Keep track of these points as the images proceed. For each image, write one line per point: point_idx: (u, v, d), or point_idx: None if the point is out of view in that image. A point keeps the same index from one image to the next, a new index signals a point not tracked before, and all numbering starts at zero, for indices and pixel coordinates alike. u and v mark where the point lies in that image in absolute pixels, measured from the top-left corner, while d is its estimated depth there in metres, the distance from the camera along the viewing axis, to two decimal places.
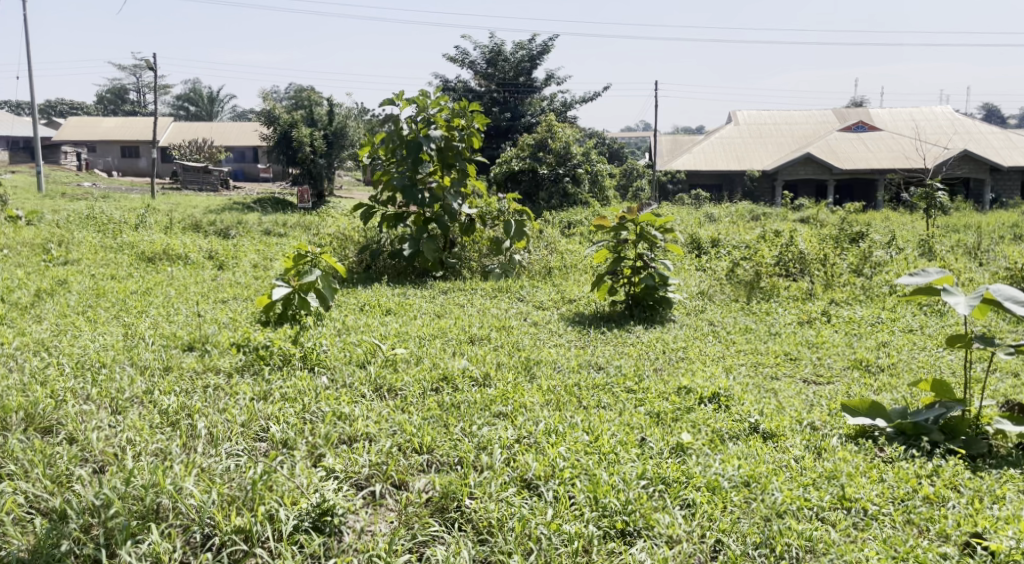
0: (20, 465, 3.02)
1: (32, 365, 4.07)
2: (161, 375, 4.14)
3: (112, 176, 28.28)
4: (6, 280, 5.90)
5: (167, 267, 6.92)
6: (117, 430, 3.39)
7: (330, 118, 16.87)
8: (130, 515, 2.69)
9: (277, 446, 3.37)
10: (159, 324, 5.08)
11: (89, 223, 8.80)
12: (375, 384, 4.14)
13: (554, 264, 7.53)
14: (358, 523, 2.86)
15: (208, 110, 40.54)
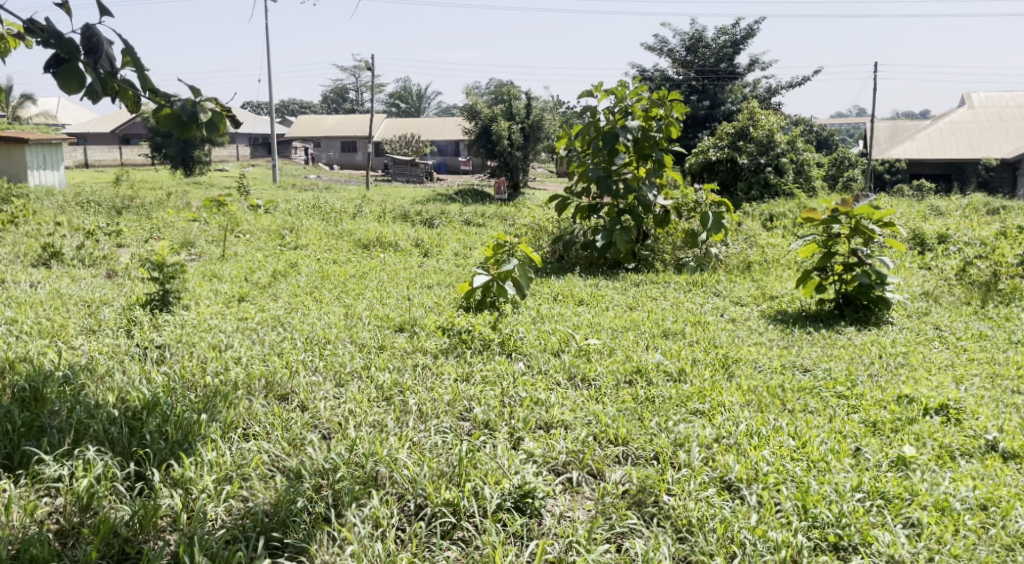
0: (263, 427, 3.41)
1: (271, 338, 4.57)
2: (376, 353, 4.48)
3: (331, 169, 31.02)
4: (250, 262, 6.69)
5: (380, 253, 7.47)
6: (341, 402, 3.73)
7: (527, 111, 17.31)
8: (354, 480, 2.94)
9: (480, 426, 3.53)
10: (374, 306, 5.51)
11: (315, 212, 9.73)
12: (570, 373, 4.21)
13: (754, 258, 7.21)
14: (557, 508, 2.92)
15: (416, 106, 43.28)
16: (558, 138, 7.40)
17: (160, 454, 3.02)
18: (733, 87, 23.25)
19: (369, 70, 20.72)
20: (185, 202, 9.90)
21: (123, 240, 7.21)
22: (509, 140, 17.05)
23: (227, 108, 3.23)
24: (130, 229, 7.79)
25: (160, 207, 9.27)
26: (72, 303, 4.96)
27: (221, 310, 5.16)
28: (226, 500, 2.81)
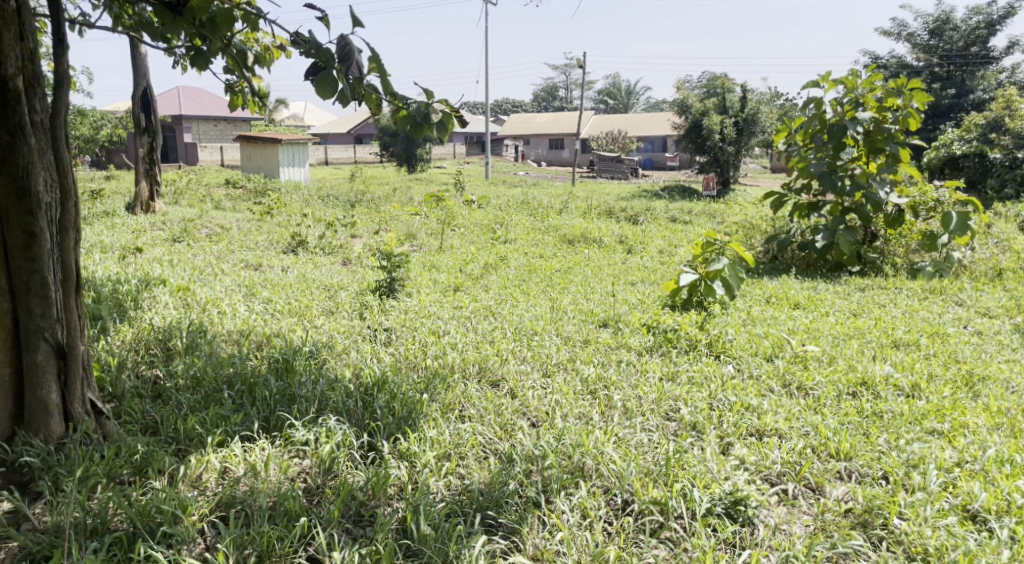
0: (477, 410, 3.58)
1: (483, 327, 4.79)
2: (581, 347, 4.54)
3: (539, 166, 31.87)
4: (464, 254, 7.06)
5: (585, 249, 7.56)
6: (547, 392, 3.82)
7: (742, 104, 16.62)
8: (561, 469, 3.00)
9: (687, 428, 3.46)
10: (579, 300, 5.59)
11: (523, 207, 10.05)
12: (784, 380, 4.00)
13: (1005, 265, 6.42)
14: (771, 520, 2.78)
15: (625, 102, 43.19)
16: (777, 131, 7.04)
17: (388, 428, 3.28)
18: (984, 73, 20.71)
19: (581, 68, 21.02)
20: (407, 197, 10.66)
21: (356, 230, 7.92)
22: (721, 136, 16.50)
23: (456, 109, 3.40)
24: (361, 221, 8.53)
25: (387, 201, 10.06)
26: (315, 286, 5.53)
27: (440, 298, 5.51)
28: (446, 476, 2.98)
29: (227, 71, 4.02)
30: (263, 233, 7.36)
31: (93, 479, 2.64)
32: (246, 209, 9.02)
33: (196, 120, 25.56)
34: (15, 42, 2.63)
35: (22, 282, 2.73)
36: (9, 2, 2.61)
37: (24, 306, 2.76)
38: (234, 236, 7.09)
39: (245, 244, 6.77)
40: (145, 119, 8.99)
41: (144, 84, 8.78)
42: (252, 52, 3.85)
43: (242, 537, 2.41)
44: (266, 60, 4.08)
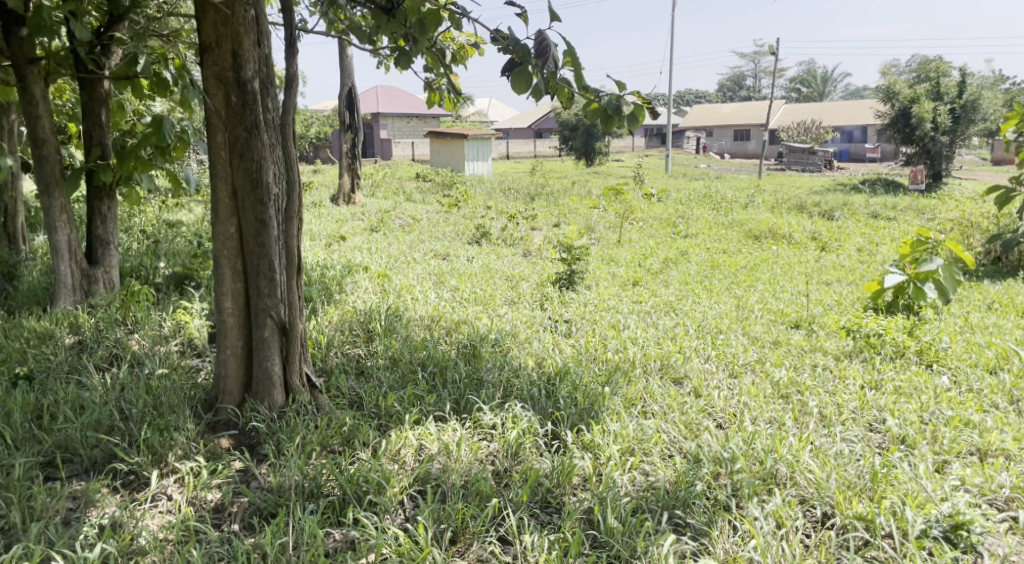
0: (661, 406, 3.50)
1: (665, 323, 4.70)
2: (771, 348, 4.32)
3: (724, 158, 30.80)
4: (643, 248, 6.97)
5: (772, 245, 7.20)
6: (734, 393, 3.66)
7: (961, 90, 15.08)
8: (753, 474, 2.88)
9: (894, 441, 3.20)
10: (767, 299, 5.33)
11: (705, 201, 9.75)
12: (1011, 396, 3.59)
13: None
14: (999, 549, 2.51)
15: (820, 90, 40.66)
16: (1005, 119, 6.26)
17: (571, 417, 3.29)
18: None
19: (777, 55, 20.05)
20: (586, 191, 10.70)
21: (536, 223, 8.07)
22: (932, 124, 15.03)
23: (649, 100, 3.20)
24: (542, 213, 8.68)
25: (566, 195, 10.15)
26: (498, 276, 5.70)
27: (619, 292, 5.47)
28: (630, 470, 2.92)
29: (426, 68, 4.22)
30: (451, 224, 7.69)
31: (310, 446, 2.89)
32: (435, 201, 9.48)
33: (392, 117, 27.29)
34: (255, 48, 2.93)
35: (253, 264, 3.05)
36: (251, 11, 2.90)
37: (255, 286, 3.08)
38: (424, 227, 7.48)
39: (435, 235, 7.12)
40: (349, 117, 9.73)
41: (350, 84, 9.50)
42: (450, 50, 4.02)
43: (439, 512, 2.51)
44: (462, 57, 4.23)
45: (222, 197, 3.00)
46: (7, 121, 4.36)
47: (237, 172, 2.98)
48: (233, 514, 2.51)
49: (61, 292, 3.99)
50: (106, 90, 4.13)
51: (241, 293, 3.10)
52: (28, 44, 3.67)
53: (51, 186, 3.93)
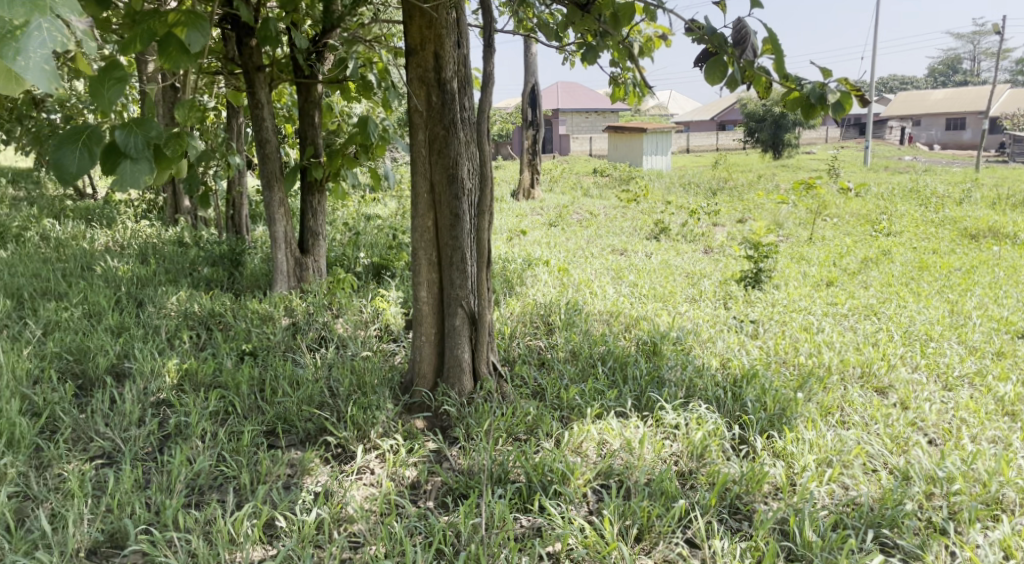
0: (862, 417, 3.26)
1: (865, 328, 4.36)
2: (993, 360, 3.89)
3: (931, 150, 28.11)
4: (838, 246, 6.53)
5: (993, 246, 6.47)
6: (949, 407, 3.33)
7: None
8: (974, 497, 2.61)
9: None
10: (988, 305, 4.80)
11: (912, 196, 8.95)
12: None
13: None
14: None
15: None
16: None
17: (761, 422, 3.13)
18: None
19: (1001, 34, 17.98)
20: (774, 185, 10.18)
21: (720, 218, 7.82)
22: None
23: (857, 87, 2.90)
24: (726, 209, 8.39)
25: (751, 189, 9.72)
26: (679, 273, 5.58)
27: (810, 293, 5.15)
28: (829, 482, 2.75)
29: (612, 62, 4.20)
30: (628, 219, 7.62)
31: (497, 433, 2.97)
32: (613, 196, 9.45)
33: (569, 113, 27.54)
34: (454, 50, 3.04)
35: (447, 256, 3.19)
36: (452, 14, 3.01)
37: (448, 277, 3.22)
38: (602, 222, 7.47)
39: (612, 230, 7.09)
40: (531, 114, 9.96)
41: (533, 82, 9.70)
42: (638, 43, 3.97)
43: (625, 508, 2.50)
44: (649, 49, 4.16)
45: (421, 192, 3.17)
46: (236, 122, 4.86)
47: (435, 169, 3.13)
48: (427, 492, 2.65)
49: (277, 278, 4.41)
50: (319, 94, 4.47)
51: (435, 283, 3.26)
52: (257, 54, 4.01)
53: (272, 182, 4.35)
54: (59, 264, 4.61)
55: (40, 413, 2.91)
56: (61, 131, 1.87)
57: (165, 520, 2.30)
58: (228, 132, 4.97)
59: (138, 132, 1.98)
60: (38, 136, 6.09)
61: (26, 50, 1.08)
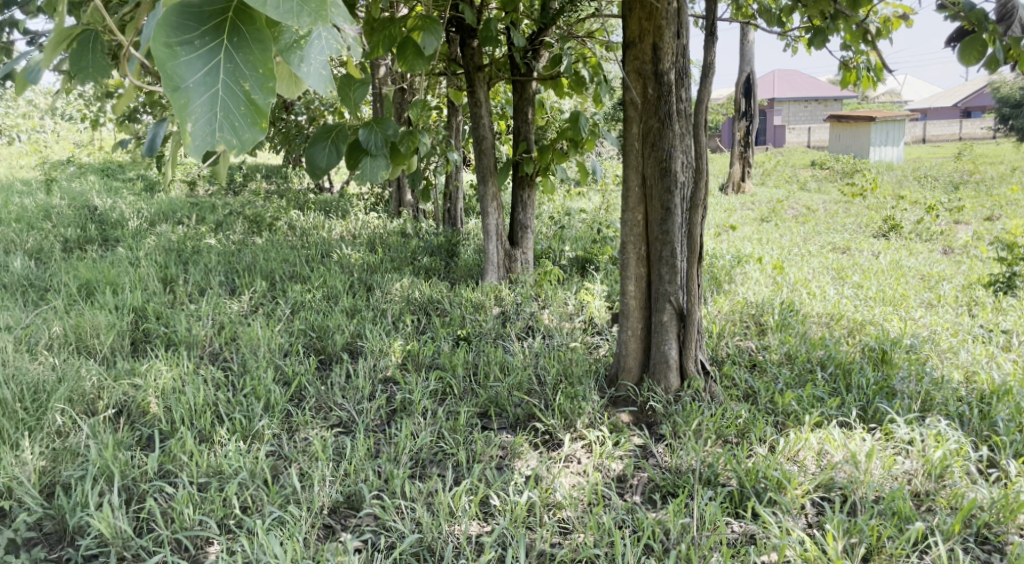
0: None
1: None
2: None
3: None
4: None
5: None
6: None
7: None
8: None
9: None
10: None
11: None
12: None
13: None
14: None
15: None
16: None
17: (1016, 446, 2.77)
18: None
19: None
20: None
21: (962, 215, 7.01)
22: None
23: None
24: (970, 205, 7.51)
25: (1003, 183, 8.60)
26: (912, 275, 5.09)
27: None
28: None
29: (843, 46, 3.89)
30: (851, 216, 7.07)
31: (706, 432, 2.89)
32: (834, 191, 8.81)
33: (783, 103, 26.06)
34: (675, 40, 2.97)
35: (656, 250, 3.14)
36: (673, 3, 2.94)
37: (657, 272, 3.17)
38: (821, 218, 7.00)
39: (833, 227, 6.60)
40: (745, 104, 9.55)
41: (749, 70, 9.30)
42: (874, 24, 3.65)
43: (850, 526, 2.32)
44: (888, 30, 3.81)
45: (633, 185, 3.15)
46: (455, 120, 5.13)
47: (648, 162, 3.09)
48: (634, 486, 2.64)
49: (488, 269, 4.60)
50: (533, 90, 4.58)
51: (643, 278, 3.23)
52: (478, 54, 4.19)
53: (487, 176, 4.54)
54: (303, 250, 5.16)
55: (288, 382, 3.28)
56: (314, 130, 2.00)
57: (393, 488, 2.51)
58: (448, 129, 5.26)
59: (377, 130, 2.15)
60: (287, 136, 6.84)
61: (308, 57, 1.23)
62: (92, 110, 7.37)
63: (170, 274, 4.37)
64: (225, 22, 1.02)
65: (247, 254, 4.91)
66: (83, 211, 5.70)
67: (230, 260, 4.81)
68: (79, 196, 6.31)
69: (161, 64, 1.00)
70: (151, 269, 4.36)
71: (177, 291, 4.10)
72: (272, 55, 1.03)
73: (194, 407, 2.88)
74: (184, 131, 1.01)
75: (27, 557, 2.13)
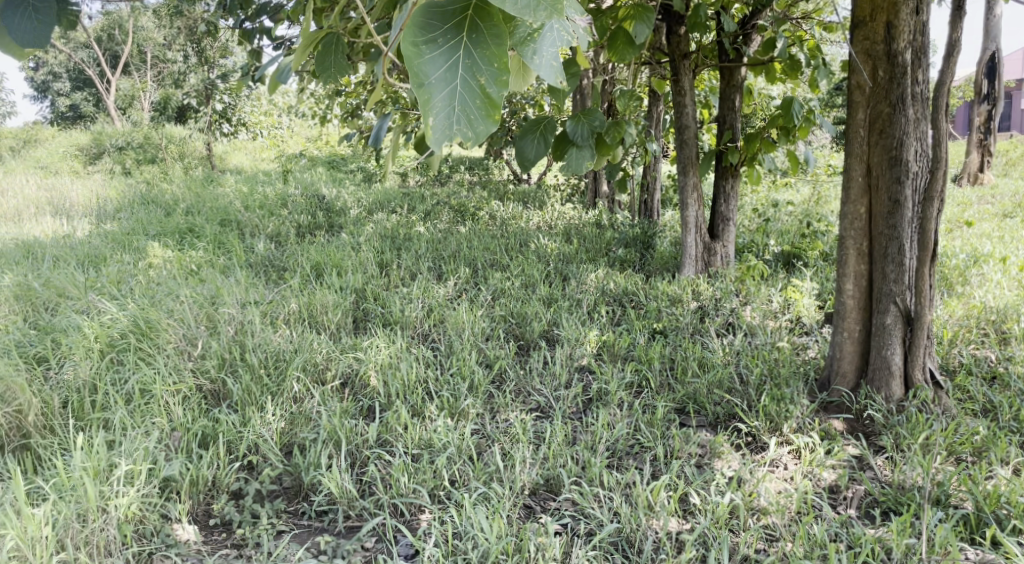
0: None
1: None
2: None
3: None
4: None
5: None
6: None
7: None
8: None
9: None
10: None
11: None
12: None
13: None
14: None
15: None
16: None
17: None
18: None
19: None
20: None
21: None
22: None
23: None
24: None
25: None
26: None
27: None
28: None
29: None
30: None
31: (934, 448, 2.63)
32: None
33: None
34: (913, 16, 2.71)
35: (881, 246, 2.89)
36: None
37: (880, 270, 2.92)
38: None
39: None
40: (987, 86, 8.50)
41: (994, 47, 8.26)
42: None
43: None
44: None
45: (856, 175, 2.91)
46: (656, 110, 5.04)
47: (875, 150, 2.85)
48: (848, 499, 2.47)
49: (686, 262, 4.47)
50: (742, 77, 4.38)
51: (864, 275, 2.99)
52: (684, 41, 4.08)
53: (688, 167, 4.41)
54: (503, 239, 5.34)
55: (490, 365, 3.41)
56: (524, 121, 2.06)
57: (592, 476, 2.54)
58: (648, 119, 5.17)
59: (584, 122, 2.19)
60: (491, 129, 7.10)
61: (540, 49, 1.28)
62: (322, 107, 8.10)
63: (385, 259, 4.72)
64: (465, 20, 1.21)
65: (452, 242, 5.17)
66: (313, 199, 6.30)
67: (438, 247, 5.09)
68: (309, 186, 6.98)
69: (412, 61, 1.20)
70: (370, 254, 4.72)
71: (391, 274, 4.41)
72: (504, 49, 1.21)
73: (408, 383, 3.09)
74: (429, 121, 1.21)
75: (271, 507, 2.42)
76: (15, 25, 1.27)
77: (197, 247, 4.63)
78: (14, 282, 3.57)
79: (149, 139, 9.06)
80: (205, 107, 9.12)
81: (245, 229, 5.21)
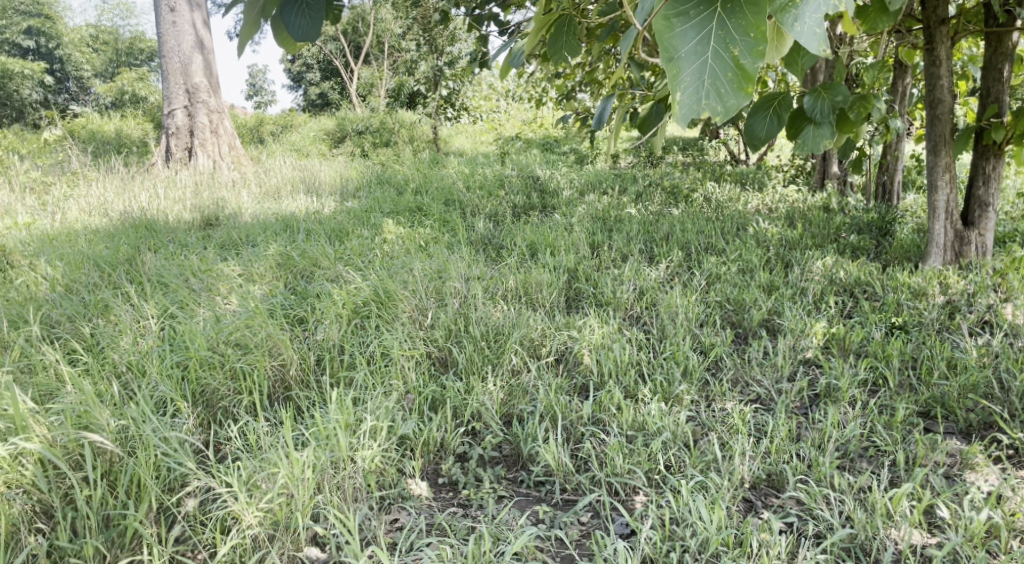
0: None
1: None
2: None
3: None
4: None
5: None
6: None
7: None
8: None
9: None
10: None
11: None
12: None
13: None
14: None
15: None
16: None
17: None
18: None
19: None
20: None
21: None
22: None
23: None
24: None
25: None
26: None
27: None
28: None
29: None
30: None
31: None
32: None
33: None
34: None
35: None
36: None
37: None
38: None
39: None
40: None
41: None
42: None
43: None
44: None
45: None
46: (902, 83, 4.58)
47: None
48: None
49: (933, 251, 4.05)
50: (1013, 42, 3.83)
51: None
52: (942, 5, 3.61)
53: (939, 146, 3.95)
54: (719, 222, 5.15)
55: (706, 351, 3.31)
56: (754, 100, 1.94)
57: (821, 476, 2.40)
58: (892, 93, 4.72)
59: (825, 98, 2.00)
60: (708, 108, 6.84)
61: (803, 16, 1.20)
62: (538, 91, 8.28)
63: (597, 239, 4.74)
64: None
65: (665, 224, 5.08)
66: (529, 180, 6.48)
67: (649, 229, 5.02)
68: (525, 167, 7.19)
69: (661, 36, 1.17)
70: (583, 234, 4.76)
71: (603, 255, 4.42)
72: (763, 18, 1.15)
73: (622, 364, 3.09)
74: (676, 97, 1.17)
75: (493, 473, 2.55)
76: (293, 22, 1.41)
77: (425, 225, 4.96)
78: (277, 251, 4.03)
79: (384, 123, 9.81)
80: (433, 93, 9.70)
81: (466, 209, 5.49)
